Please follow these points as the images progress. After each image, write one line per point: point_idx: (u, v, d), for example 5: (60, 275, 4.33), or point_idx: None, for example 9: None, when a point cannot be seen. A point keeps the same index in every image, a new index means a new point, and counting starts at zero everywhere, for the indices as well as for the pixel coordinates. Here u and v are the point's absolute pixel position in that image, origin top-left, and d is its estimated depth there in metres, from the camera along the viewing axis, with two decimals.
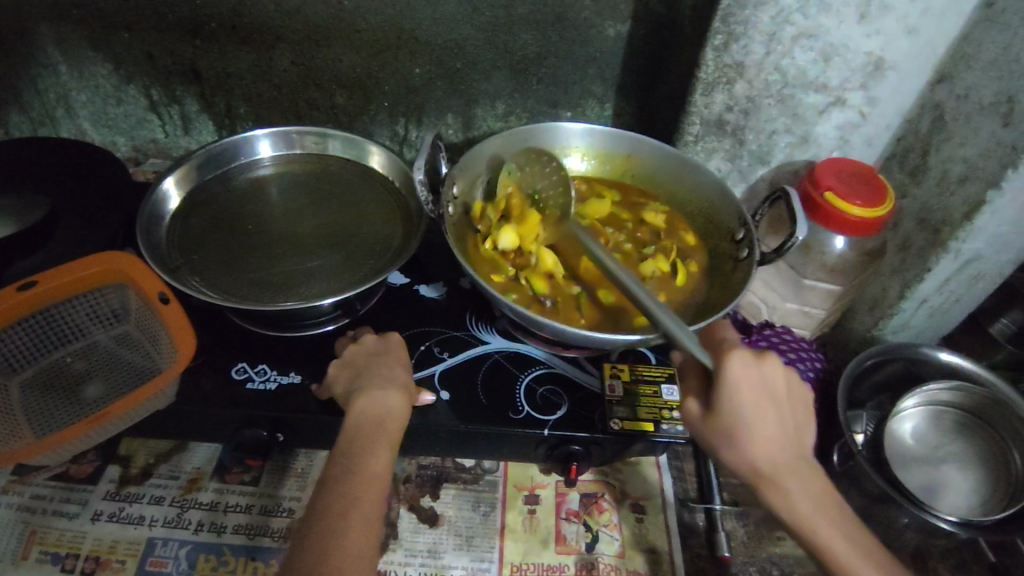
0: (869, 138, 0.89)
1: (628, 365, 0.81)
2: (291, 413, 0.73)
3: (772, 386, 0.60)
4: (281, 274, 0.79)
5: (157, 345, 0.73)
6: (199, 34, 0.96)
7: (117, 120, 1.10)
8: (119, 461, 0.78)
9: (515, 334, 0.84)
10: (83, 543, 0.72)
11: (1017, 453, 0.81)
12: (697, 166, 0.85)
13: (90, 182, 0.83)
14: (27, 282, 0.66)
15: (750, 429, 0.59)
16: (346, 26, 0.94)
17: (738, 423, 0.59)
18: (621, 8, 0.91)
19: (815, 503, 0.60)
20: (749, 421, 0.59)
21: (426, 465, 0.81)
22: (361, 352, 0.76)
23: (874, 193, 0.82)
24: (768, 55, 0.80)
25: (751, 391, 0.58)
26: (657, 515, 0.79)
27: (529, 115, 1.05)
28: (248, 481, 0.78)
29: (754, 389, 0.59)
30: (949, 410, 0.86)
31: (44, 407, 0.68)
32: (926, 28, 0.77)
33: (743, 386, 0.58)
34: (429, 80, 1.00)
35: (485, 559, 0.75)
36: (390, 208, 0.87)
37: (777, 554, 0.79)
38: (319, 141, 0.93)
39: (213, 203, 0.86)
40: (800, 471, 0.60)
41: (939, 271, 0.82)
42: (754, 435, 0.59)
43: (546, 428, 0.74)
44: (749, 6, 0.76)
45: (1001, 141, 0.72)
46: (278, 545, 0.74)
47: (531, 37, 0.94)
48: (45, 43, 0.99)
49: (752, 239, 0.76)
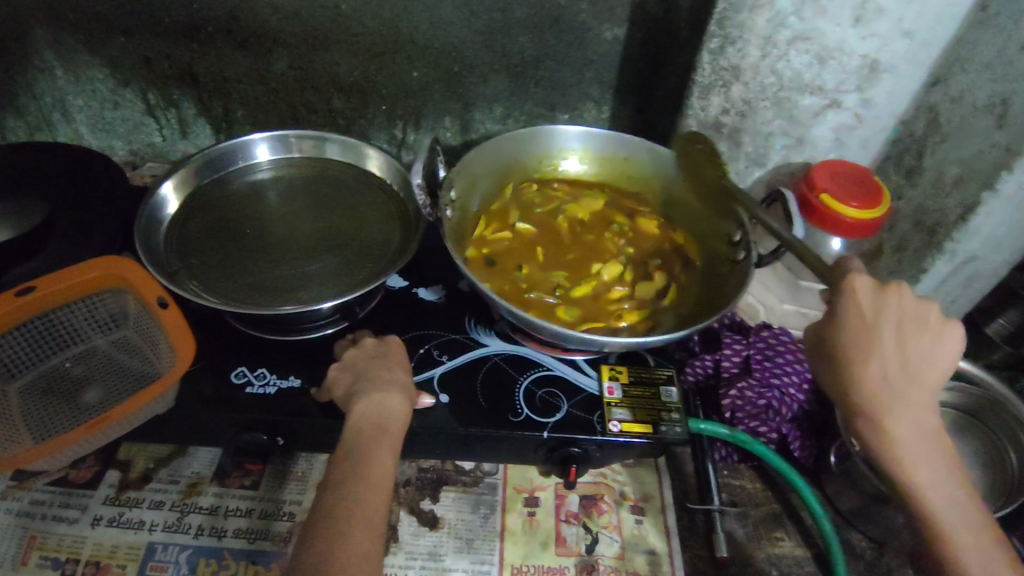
0: (865, 139, 0.90)
1: (627, 367, 0.82)
2: (291, 417, 0.73)
3: (896, 322, 0.57)
4: (279, 278, 0.79)
5: (156, 350, 0.73)
6: (197, 38, 0.96)
7: (113, 124, 1.09)
8: (119, 466, 0.78)
9: (514, 336, 0.84)
10: (82, 548, 0.72)
11: (1015, 455, 0.81)
12: (693, 168, 0.85)
13: (87, 187, 0.83)
14: (26, 287, 0.65)
15: (866, 363, 0.56)
16: (343, 29, 0.94)
17: (853, 356, 0.57)
18: (618, 11, 0.91)
19: (929, 450, 0.56)
20: (863, 355, 0.57)
21: (426, 468, 0.81)
22: (361, 354, 0.76)
23: (870, 194, 0.82)
24: (764, 58, 0.80)
25: (867, 317, 0.57)
26: (656, 516, 0.80)
27: (527, 118, 1.05)
28: (248, 485, 0.78)
29: (873, 317, 0.57)
30: (946, 410, 0.87)
31: (43, 413, 0.68)
32: (921, 31, 0.78)
33: (862, 318, 0.57)
34: (427, 83, 1.00)
35: (485, 561, 0.75)
36: (388, 212, 0.87)
37: (776, 554, 0.80)
38: (318, 145, 0.93)
39: (211, 207, 0.86)
40: (924, 412, 0.56)
41: (934, 272, 0.84)
42: (867, 368, 0.56)
43: (546, 431, 0.74)
44: (746, 10, 0.76)
45: (997, 143, 0.72)
46: (279, 549, 0.74)
47: (528, 40, 0.95)
48: (41, 47, 0.99)
49: (749, 239, 0.76)
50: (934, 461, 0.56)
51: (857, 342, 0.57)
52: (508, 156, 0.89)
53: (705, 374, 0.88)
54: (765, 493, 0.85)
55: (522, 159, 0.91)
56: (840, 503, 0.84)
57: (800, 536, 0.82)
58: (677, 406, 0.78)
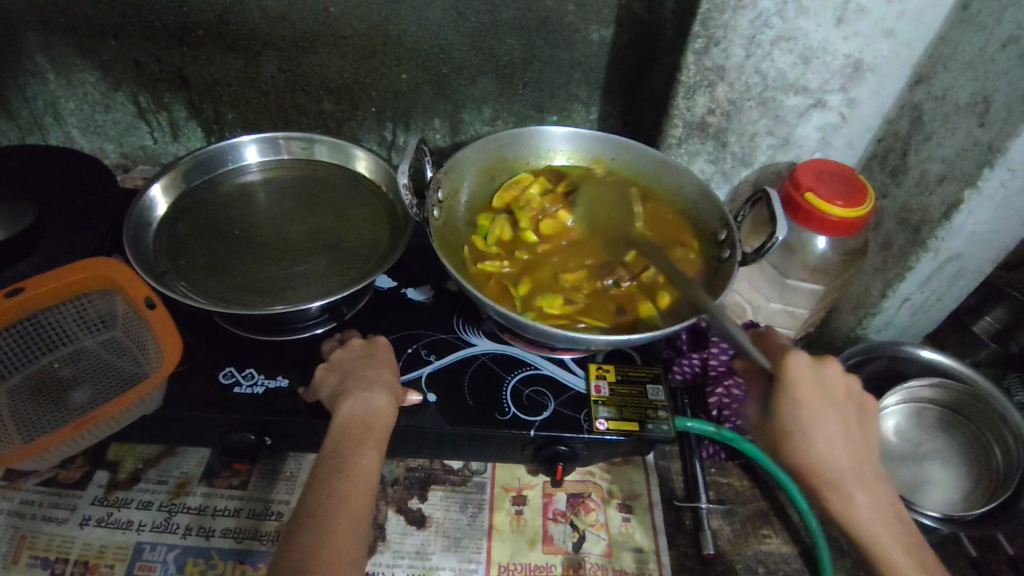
0: (851, 138, 0.90)
1: (614, 366, 0.82)
2: (279, 417, 0.73)
3: (839, 390, 0.64)
4: (268, 278, 0.79)
5: (145, 350, 0.73)
6: (187, 42, 0.97)
7: (105, 126, 1.10)
8: (108, 466, 0.78)
9: (502, 336, 0.84)
10: (71, 548, 0.72)
11: (997, 449, 0.83)
12: (679, 166, 0.86)
13: (78, 189, 0.83)
14: (13, 288, 0.66)
15: (808, 412, 0.61)
16: (332, 32, 0.95)
17: (788, 401, 0.62)
18: (604, 13, 0.92)
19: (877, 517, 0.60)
20: (799, 404, 0.62)
21: (414, 467, 0.82)
22: (349, 353, 0.77)
23: (856, 193, 0.83)
24: (748, 58, 0.81)
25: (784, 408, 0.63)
26: (645, 513, 0.80)
27: (516, 120, 1.06)
28: (236, 485, 0.78)
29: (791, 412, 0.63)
30: (928, 406, 0.87)
31: (31, 413, 0.68)
32: (903, 30, 0.78)
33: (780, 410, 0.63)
34: (416, 86, 1.01)
35: (472, 559, 0.75)
36: (376, 214, 0.88)
37: (763, 552, 0.80)
38: (306, 147, 0.94)
39: (200, 209, 0.87)
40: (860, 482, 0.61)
41: (919, 270, 0.84)
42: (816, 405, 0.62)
43: (532, 429, 0.74)
44: (729, 10, 0.77)
45: (978, 141, 0.73)
46: (267, 548, 0.74)
47: (515, 43, 0.95)
48: (32, 51, 0.99)
49: (734, 239, 0.77)
50: (878, 516, 0.60)
51: (800, 398, 0.62)
52: (493, 156, 0.90)
53: (693, 373, 0.89)
54: (752, 491, 0.86)
55: (510, 159, 0.91)
56: None
57: (787, 533, 0.82)
58: (664, 405, 0.78)
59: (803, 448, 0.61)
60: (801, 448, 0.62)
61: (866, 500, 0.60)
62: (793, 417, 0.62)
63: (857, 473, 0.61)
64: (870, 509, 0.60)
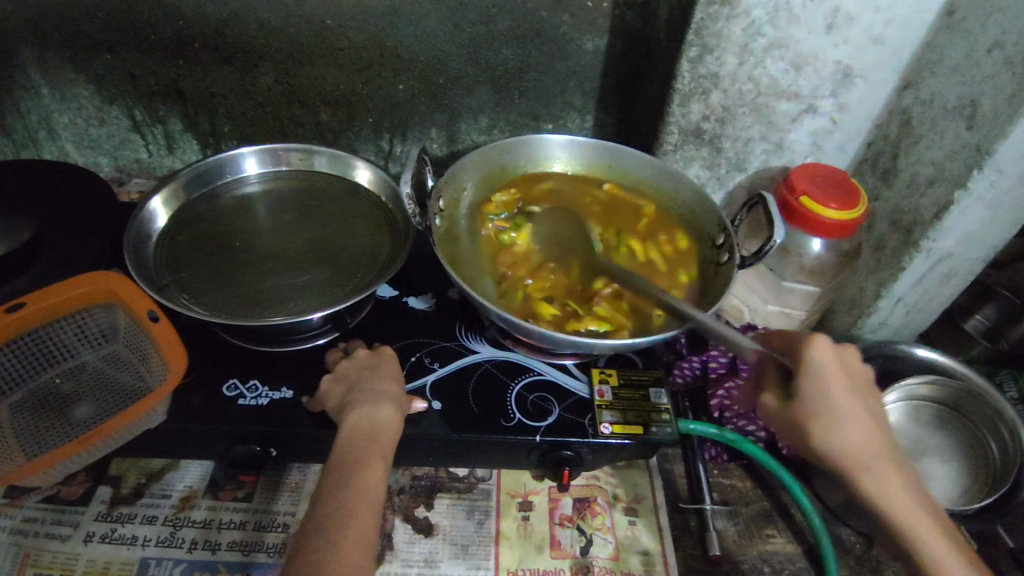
0: (841, 142, 0.92)
1: (616, 370, 0.83)
2: (284, 428, 0.73)
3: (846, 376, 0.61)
4: (270, 290, 0.79)
5: (149, 364, 0.73)
6: (183, 55, 0.97)
7: (99, 140, 1.10)
8: (110, 482, 0.78)
9: (505, 342, 0.85)
10: (75, 565, 0.71)
11: (993, 442, 0.84)
12: (675, 173, 0.87)
13: (75, 204, 0.83)
14: (14, 304, 0.65)
15: (843, 400, 0.60)
16: (328, 44, 0.95)
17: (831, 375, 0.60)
18: (598, 22, 0.93)
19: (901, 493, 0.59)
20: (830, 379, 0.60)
21: (420, 475, 0.82)
22: (354, 364, 0.77)
23: (848, 196, 0.84)
24: (741, 65, 0.82)
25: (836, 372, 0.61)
26: (650, 516, 0.81)
27: (512, 129, 1.07)
28: (241, 497, 0.78)
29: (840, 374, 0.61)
30: (925, 403, 0.89)
31: (34, 429, 0.68)
32: (890, 37, 0.80)
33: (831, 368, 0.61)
34: (412, 96, 1.02)
35: (481, 566, 0.75)
36: (376, 224, 0.88)
37: (768, 552, 0.81)
38: (306, 157, 0.94)
39: (200, 221, 0.86)
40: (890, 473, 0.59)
41: (912, 269, 0.85)
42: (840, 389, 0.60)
43: (538, 434, 0.75)
44: (721, 19, 0.78)
45: (967, 143, 0.75)
46: (273, 561, 0.73)
47: (510, 53, 0.96)
48: (26, 66, 0.99)
49: (732, 242, 0.78)
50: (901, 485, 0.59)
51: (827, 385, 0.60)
52: (498, 161, 0.91)
53: (693, 376, 0.90)
54: (755, 491, 0.86)
55: (508, 167, 0.92)
56: (829, 498, 0.85)
57: (791, 533, 0.83)
58: (668, 407, 0.79)
59: (832, 430, 0.59)
60: (841, 434, 0.59)
61: (906, 490, 0.59)
62: (818, 400, 0.60)
63: (886, 458, 0.60)
64: (910, 504, 0.58)
